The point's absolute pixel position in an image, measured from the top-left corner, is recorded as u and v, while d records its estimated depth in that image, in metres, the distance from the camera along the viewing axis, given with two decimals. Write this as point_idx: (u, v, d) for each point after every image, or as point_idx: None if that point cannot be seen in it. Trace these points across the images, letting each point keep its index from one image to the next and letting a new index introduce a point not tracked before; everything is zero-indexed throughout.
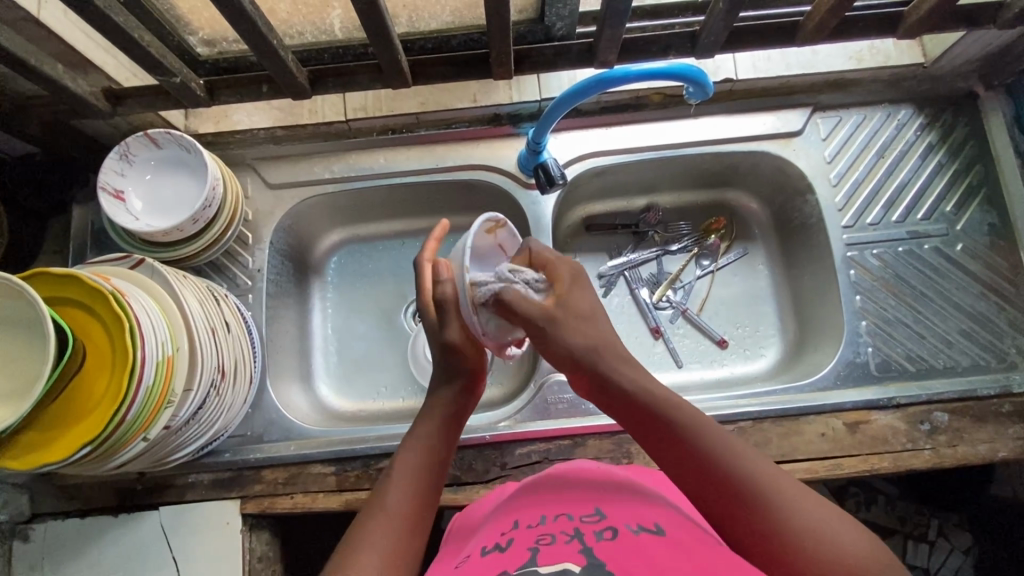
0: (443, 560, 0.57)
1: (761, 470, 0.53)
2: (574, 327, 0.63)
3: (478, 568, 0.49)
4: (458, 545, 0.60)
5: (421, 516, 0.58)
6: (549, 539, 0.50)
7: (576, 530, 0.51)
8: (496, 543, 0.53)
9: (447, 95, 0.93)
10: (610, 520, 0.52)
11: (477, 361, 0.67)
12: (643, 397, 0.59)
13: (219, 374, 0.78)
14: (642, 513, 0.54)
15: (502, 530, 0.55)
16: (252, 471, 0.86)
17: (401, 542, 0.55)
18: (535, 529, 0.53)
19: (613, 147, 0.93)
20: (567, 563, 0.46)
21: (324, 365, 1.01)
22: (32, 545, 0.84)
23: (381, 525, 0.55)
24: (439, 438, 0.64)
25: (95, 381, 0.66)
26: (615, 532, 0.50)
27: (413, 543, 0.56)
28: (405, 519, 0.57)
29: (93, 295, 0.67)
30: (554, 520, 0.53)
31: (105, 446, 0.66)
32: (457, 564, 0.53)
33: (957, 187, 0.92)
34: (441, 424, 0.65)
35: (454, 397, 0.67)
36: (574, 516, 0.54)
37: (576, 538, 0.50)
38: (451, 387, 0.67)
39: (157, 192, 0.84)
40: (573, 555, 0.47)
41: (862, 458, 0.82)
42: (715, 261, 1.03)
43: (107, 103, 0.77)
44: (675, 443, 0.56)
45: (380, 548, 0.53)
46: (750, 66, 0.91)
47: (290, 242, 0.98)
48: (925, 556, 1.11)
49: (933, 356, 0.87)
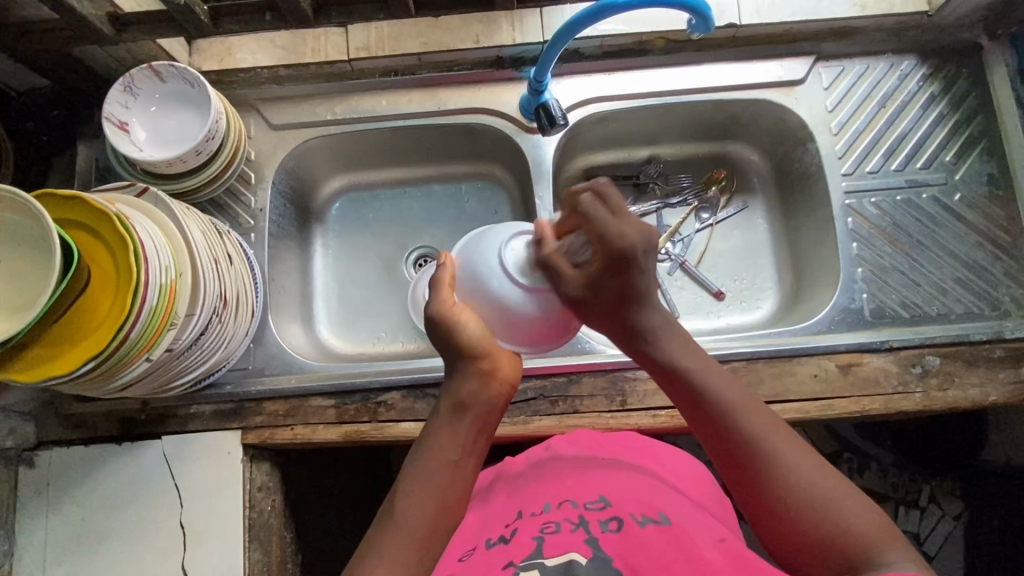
0: (451, 548, 0.62)
1: (783, 455, 0.56)
2: (622, 287, 0.56)
3: (487, 558, 0.55)
4: (466, 529, 0.65)
5: (429, 523, 0.56)
6: (553, 527, 0.55)
7: (579, 518, 0.56)
8: (501, 536, 0.58)
9: (449, 35, 0.93)
10: (614, 508, 0.57)
11: (468, 335, 0.60)
12: (677, 368, 0.59)
13: (221, 302, 0.79)
14: (647, 502, 0.58)
15: (508, 521, 0.60)
16: (253, 403, 0.87)
17: (413, 556, 0.55)
18: (539, 517, 0.58)
19: (614, 93, 0.93)
20: (574, 554, 0.50)
21: (325, 309, 1.02)
22: (37, 471, 0.85)
23: (391, 537, 0.55)
24: (455, 440, 0.60)
25: (99, 301, 0.68)
26: (620, 523, 0.54)
27: (428, 550, 0.55)
28: (415, 528, 0.56)
29: (99, 217, 0.68)
30: (558, 509, 0.58)
31: (109, 364, 0.67)
32: (462, 556, 0.58)
33: (958, 137, 0.92)
34: (455, 426, 0.60)
35: (467, 387, 0.61)
36: (578, 503, 0.59)
37: (581, 528, 0.54)
38: (459, 375, 0.61)
39: (161, 124, 0.85)
40: (579, 547, 0.51)
41: (853, 399, 0.83)
42: (715, 214, 1.04)
43: (112, 27, 0.76)
44: (725, 447, 0.58)
45: (393, 565, 0.53)
46: (754, 11, 0.91)
47: (293, 185, 0.99)
48: (917, 521, 1.15)
49: (928, 303, 0.87)
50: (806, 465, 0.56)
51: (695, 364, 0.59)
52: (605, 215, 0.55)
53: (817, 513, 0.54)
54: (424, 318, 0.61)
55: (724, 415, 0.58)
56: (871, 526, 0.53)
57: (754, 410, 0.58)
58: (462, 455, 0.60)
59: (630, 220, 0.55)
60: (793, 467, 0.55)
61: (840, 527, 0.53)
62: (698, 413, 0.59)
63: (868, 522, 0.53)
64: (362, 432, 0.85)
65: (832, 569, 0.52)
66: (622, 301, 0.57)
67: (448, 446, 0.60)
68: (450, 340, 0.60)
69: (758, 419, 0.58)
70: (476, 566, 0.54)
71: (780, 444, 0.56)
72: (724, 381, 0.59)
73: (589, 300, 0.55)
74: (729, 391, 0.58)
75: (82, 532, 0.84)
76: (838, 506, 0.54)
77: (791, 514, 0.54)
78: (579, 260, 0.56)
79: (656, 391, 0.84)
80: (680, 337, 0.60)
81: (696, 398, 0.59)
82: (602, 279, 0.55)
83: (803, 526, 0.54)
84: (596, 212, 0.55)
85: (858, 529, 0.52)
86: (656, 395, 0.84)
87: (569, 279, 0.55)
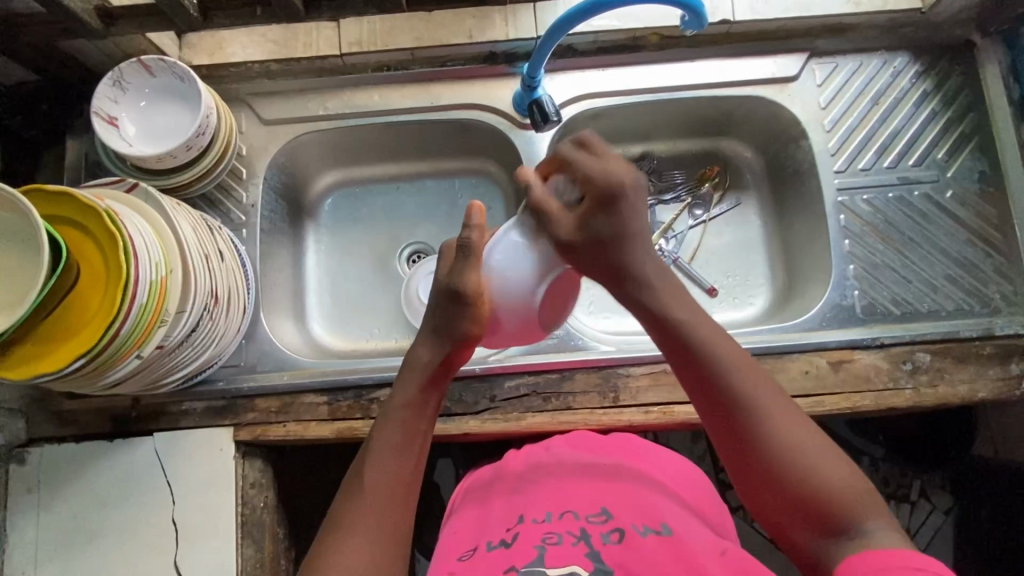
0: (447, 547, 0.62)
1: (767, 405, 0.58)
2: (613, 228, 0.64)
3: (487, 564, 0.55)
4: (462, 529, 0.65)
5: (401, 492, 0.60)
6: (555, 539, 0.55)
7: (581, 531, 0.56)
8: (501, 540, 0.58)
9: (442, 30, 0.92)
10: (616, 521, 0.57)
11: (475, 327, 0.66)
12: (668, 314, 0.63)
13: (212, 299, 0.79)
14: (646, 509, 0.59)
15: (507, 525, 0.61)
16: (245, 400, 0.87)
17: (387, 522, 0.58)
18: (541, 526, 0.58)
19: (607, 89, 0.93)
20: (575, 567, 0.51)
21: (318, 306, 1.02)
22: (27, 468, 0.85)
23: (365, 504, 0.58)
24: (419, 410, 0.64)
25: (90, 298, 0.67)
26: (622, 535, 0.55)
27: (401, 516, 0.59)
28: (387, 496, 0.59)
29: (89, 214, 0.68)
30: (559, 519, 0.58)
31: (98, 362, 0.67)
32: (460, 556, 0.59)
33: (950, 134, 0.92)
34: (421, 400, 0.65)
35: (433, 362, 0.65)
36: (580, 515, 0.59)
37: (583, 541, 0.55)
38: (433, 344, 0.66)
39: (151, 119, 0.84)
40: (580, 559, 0.52)
41: (844, 396, 0.83)
42: (708, 210, 1.04)
43: (100, 21, 0.75)
44: (707, 387, 0.60)
45: (369, 532, 0.56)
46: (748, 8, 0.91)
47: (285, 181, 0.98)
48: (907, 515, 1.16)
49: (919, 300, 0.88)
50: (788, 417, 0.57)
51: (683, 309, 0.63)
52: (592, 160, 0.66)
53: (798, 464, 0.55)
54: (451, 288, 0.65)
55: (712, 362, 0.60)
56: (851, 481, 0.54)
57: (741, 360, 0.60)
58: (428, 423, 0.65)
59: (613, 158, 0.66)
60: (777, 418, 0.57)
61: (819, 480, 0.54)
62: (686, 358, 0.61)
63: (843, 476, 0.54)
64: (355, 429, 0.85)
65: (805, 515, 0.54)
66: (615, 241, 0.64)
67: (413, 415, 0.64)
68: (461, 321, 0.66)
69: (745, 368, 0.60)
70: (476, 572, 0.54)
71: (766, 392, 0.59)
72: (711, 329, 0.62)
73: (580, 243, 0.65)
74: (715, 340, 0.61)
75: (73, 529, 0.84)
76: (820, 457, 0.55)
77: (773, 462, 0.56)
78: (568, 201, 0.69)
79: (649, 387, 0.84)
80: (669, 287, 0.65)
81: (684, 342, 0.62)
82: (593, 220, 0.65)
83: (783, 475, 0.55)
84: (583, 162, 0.66)
85: (837, 483, 0.54)
86: (648, 392, 0.84)
87: (559, 225, 0.66)
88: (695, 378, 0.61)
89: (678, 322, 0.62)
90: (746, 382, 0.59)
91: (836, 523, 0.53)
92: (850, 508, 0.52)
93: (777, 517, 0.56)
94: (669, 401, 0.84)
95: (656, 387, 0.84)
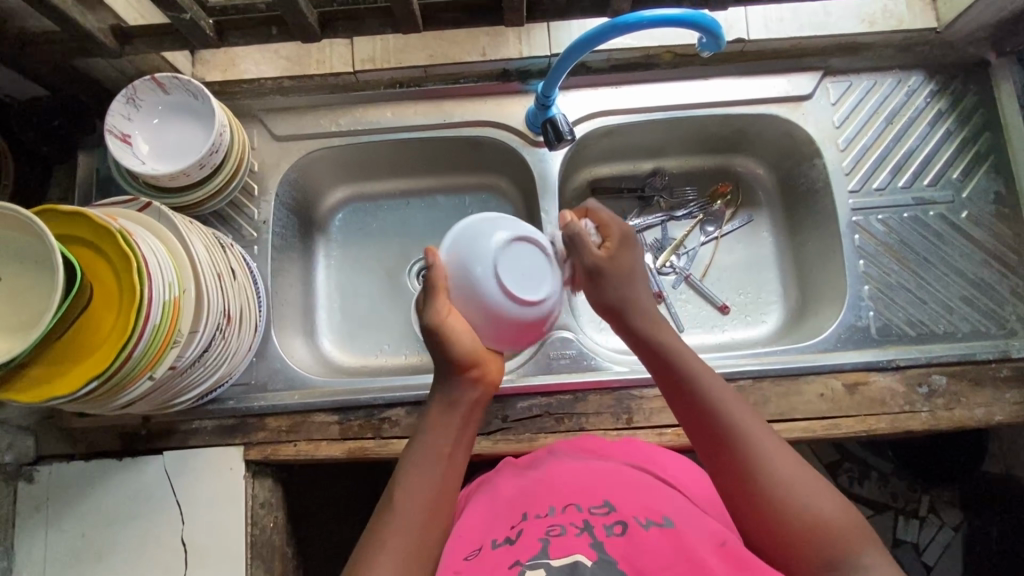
0: (458, 536, 0.62)
1: (758, 433, 0.59)
2: (621, 269, 0.69)
3: (491, 559, 0.55)
4: (471, 519, 0.64)
5: (428, 509, 0.60)
6: (559, 531, 0.56)
7: (584, 522, 0.56)
8: (506, 536, 0.58)
9: (457, 47, 0.92)
10: (619, 513, 0.58)
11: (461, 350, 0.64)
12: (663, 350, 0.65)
13: (225, 319, 0.79)
14: (650, 504, 0.59)
15: (512, 521, 0.61)
16: (256, 418, 0.86)
17: (416, 541, 0.58)
18: (544, 520, 0.58)
19: (619, 107, 0.93)
20: (579, 556, 0.52)
21: (327, 321, 1.01)
22: (36, 486, 0.84)
23: (395, 523, 0.58)
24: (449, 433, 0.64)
25: (102, 320, 0.67)
26: (624, 527, 0.55)
27: (428, 533, 0.59)
28: (415, 515, 0.59)
29: (102, 234, 0.68)
30: (563, 512, 0.59)
31: (111, 384, 0.67)
32: (466, 555, 0.58)
33: (965, 153, 0.92)
34: (447, 420, 0.64)
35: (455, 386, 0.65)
36: (582, 508, 0.59)
37: (585, 532, 0.55)
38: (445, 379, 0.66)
39: (163, 136, 0.84)
40: (584, 548, 0.52)
41: (859, 419, 0.83)
42: (720, 227, 1.04)
43: (116, 41, 0.75)
44: (701, 418, 0.61)
45: (397, 552, 0.56)
46: (762, 26, 0.90)
47: (296, 197, 0.98)
48: (916, 531, 1.15)
49: (934, 321, 0.87)
50: (779, 448, 0.58)
51: (677, 343, 0.66)
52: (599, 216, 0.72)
53: (792, 497, 0.55)
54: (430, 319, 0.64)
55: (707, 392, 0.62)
56: (846, 522, 0.54)
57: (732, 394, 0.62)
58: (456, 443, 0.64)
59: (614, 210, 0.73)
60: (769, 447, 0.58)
61: (816, 516, 0.54)
62: (681, 393, 0.63)
63: (838, 509, 0.54)
64: (366, 450, 0.84)
65: (804, 550, 0.53)
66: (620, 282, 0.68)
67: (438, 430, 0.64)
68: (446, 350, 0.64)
69: (736, 401, 0.61)
70: (482, 565, 0.54)
71: (758, 427, 0.60)
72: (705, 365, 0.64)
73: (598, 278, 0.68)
74: (710, 376, 0.63)
75: (82, 548, 0.83)
76: (813, 492, 0.55)
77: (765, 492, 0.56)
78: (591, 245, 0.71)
79: (662, 408, 0.84)
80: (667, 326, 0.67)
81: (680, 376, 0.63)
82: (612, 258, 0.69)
83: (777, 505, 0.55)
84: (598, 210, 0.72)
85: (834, 520, 0.54)
86: (661, 414, 0.83)
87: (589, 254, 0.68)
88: (688, 411, 0.62)
89: (673, 360, 0.64)
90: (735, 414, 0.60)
91: (835, 559, 0.52)
92: (848, 547, 0.52)
93: (769, 549, 0.56)
94: (683, 422, 0.83)
95: (670, 409, 0.83)
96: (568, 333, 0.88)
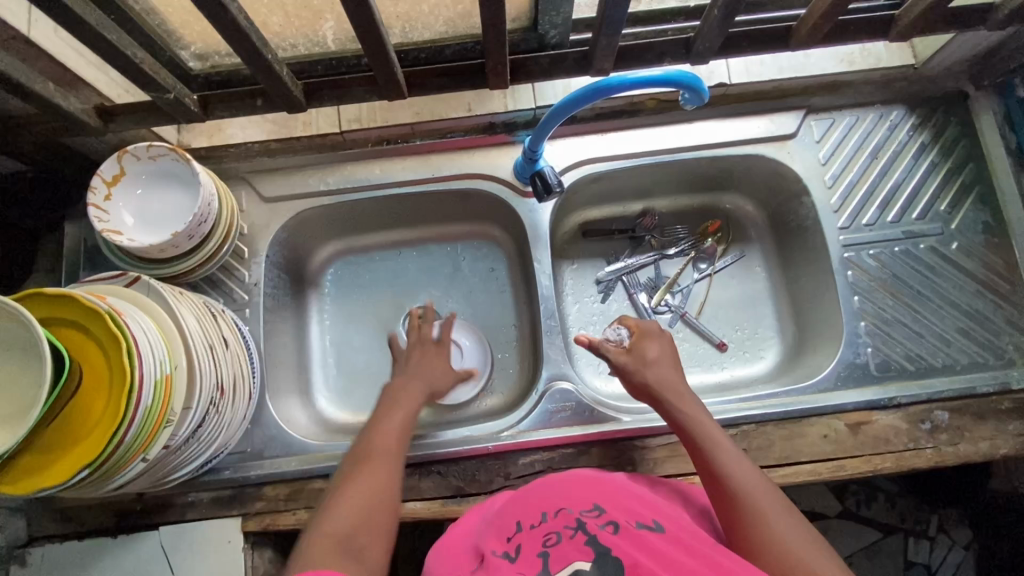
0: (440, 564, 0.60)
1: (768, 505, 0.61)
2: (655, 360, 0.77)
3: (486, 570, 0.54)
4: (452, 544, 0.64)
5: (374, 504, 0.65)
6: (554, 537, 0.55)
7: (578, 525, 0.56)
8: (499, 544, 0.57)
9: (442, 104, 0.93)
10: (610, 515, 0.58)
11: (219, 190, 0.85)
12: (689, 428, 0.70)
13: (218, 391, 0.77)
14: (638, 510, 0.60)
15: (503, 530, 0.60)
16: (253, 488, 0.85)
17: (348, 524, 0.62)
18: (537, 528, 0.57)
19: (608, 154, 0.94)
20: (578, 562, 0.51)
21: (323, 379, 1.00)
22: (29, 569, 0.82)
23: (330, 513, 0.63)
24: (391, 424, 0.75)
25: (91, 404, 0.65)
26: (618, 527, 0.55)
27: (371, 522, 0.64)
28: (349, 509, 0.64)
29: (89, 315, 0.66)
30: (555, 517, 0.58)
31: (104, 468, 0.65)
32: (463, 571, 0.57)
33: (951, 185, 0.93)
34: (390, 415, 0.77)
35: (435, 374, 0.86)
36: (573, 511, 0.58)
37: (580, 533, 0.55)
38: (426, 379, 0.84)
39: (147, 206, 0.83)
40: (580, 552, 0.52)
41: (864, 458, 0.82)
42: (712, 264, 1.04)
43: (99, 119, 0.77)
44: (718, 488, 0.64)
45: (320, 531, 0.61)
46: (743, 70, 0.92)
47: (286, 255, 0.97)
48: (926, 552, 1.13)
49: (933, 355, 0.87)
50: (789, 521, 0.60)
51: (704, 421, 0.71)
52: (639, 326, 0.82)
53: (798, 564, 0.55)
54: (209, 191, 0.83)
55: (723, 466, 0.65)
56: None
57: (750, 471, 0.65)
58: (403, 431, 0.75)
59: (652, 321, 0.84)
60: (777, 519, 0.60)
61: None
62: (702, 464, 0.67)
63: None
64: None
65: None
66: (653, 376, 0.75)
67: (379, 446, 0.72)
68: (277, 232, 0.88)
69: (755, 477, 0.64)
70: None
71: (772, 501, 0.62)
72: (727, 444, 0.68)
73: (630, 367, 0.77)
74: (729, 453, 0.66)
75: None
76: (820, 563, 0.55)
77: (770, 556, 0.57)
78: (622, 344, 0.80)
79: (668, 458, 0.82)
80: (695, 406, 0.72)
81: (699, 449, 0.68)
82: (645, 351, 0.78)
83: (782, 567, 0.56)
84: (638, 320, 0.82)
85: None
86: (665, 464, 0.82)
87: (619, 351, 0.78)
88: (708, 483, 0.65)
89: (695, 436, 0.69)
90: (749, 485, 0.63)
91: None
92: None
93: None
94: (688, 471, 0.82)
95: (675, 458, 0.82)
96: (567, 384, 0.87)
